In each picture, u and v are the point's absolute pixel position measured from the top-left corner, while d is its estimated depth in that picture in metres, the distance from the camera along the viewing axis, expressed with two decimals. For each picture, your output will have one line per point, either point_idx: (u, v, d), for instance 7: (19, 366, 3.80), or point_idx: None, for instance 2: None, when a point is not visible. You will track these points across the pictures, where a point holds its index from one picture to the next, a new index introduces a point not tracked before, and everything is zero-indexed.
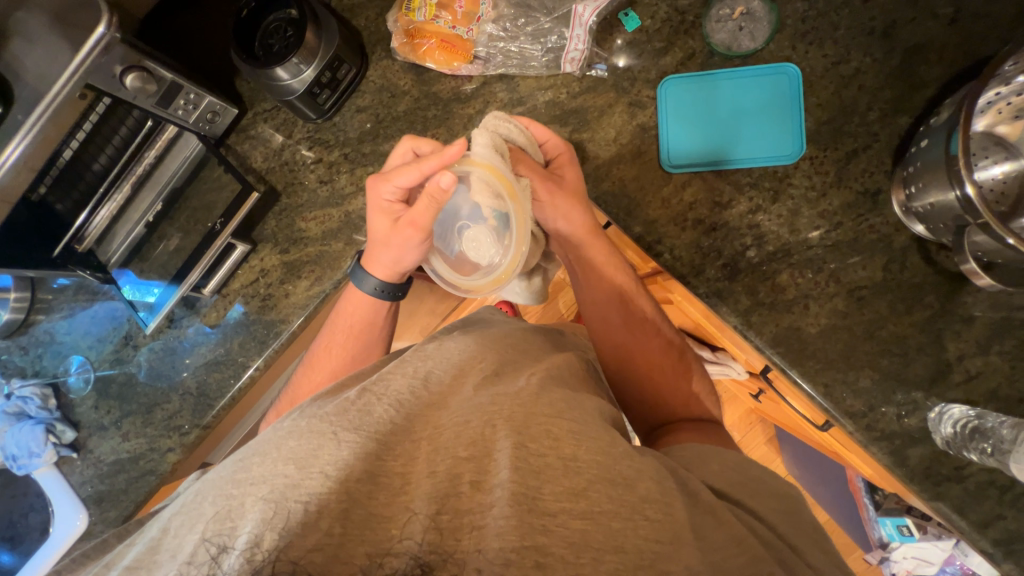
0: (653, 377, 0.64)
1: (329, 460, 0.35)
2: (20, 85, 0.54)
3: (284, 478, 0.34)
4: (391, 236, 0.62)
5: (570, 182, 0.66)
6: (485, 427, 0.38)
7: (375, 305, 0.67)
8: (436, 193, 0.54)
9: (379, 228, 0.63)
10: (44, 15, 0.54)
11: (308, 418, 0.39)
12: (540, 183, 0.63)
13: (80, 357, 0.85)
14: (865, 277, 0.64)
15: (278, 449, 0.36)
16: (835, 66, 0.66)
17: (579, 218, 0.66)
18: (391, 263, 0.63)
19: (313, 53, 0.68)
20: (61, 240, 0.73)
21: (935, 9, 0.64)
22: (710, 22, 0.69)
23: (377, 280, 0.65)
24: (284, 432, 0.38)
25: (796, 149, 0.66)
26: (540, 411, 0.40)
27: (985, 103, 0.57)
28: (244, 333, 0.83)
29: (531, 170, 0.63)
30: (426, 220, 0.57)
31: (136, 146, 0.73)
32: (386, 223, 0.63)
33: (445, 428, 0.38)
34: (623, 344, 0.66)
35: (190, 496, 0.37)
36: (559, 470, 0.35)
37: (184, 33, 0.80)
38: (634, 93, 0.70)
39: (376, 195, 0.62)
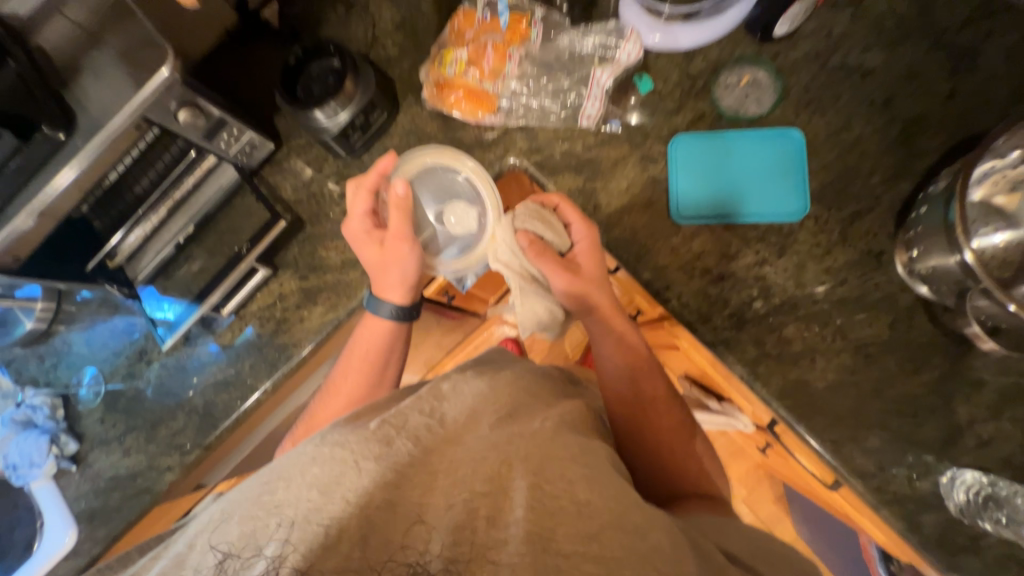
0: (654, 430, 0.63)
1: (351, 488, 0.35)
2: (85, 115, 0.63)
3: (307, 503, 0.34)
4: (385, 258, 0.65)
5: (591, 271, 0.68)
6: (501, 465, 0.38)
7: (392, 331, 0.68)
8: (398, 201, 0.65)
9: (370, 257, 0.67)
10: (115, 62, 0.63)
11: (331, 444, 0.39)
12: (558, 273, 0.66)
13: (94, 370, 0.87)
14: (872, 334, 0.65)
15: (302, 475, 0.37)
16: (837, 133, 0.70)
17: (601, 300, 0.67)
18: (399, 280, 0.66)
19: (349, 99, 0.74)
20: (95, 256, 0.77)
21: (932, 86, 0.68)
22: (718, 87, 0.73)
23: (393, 303, 0.67)
24: (307, 457, 0.38)
25: (800, 208, 0.69)
26: (556, 454, 0.40)
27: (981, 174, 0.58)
28: (255, 355, 0.85)
29: (549, 263, 0.65)
30: (401, 226, 0.65)
31: (177, 172, 0.78)
32: (375, 249, 0.66)
33: (460, 463, 0.38)
34: (637, 413, 0.64)
35: (213, 516, 0.37)
36: (571, 513, 0.35)
37: (232, 74, 0.87)
38: (646, 148, 0.74)
39: (350, 233, 0.67)
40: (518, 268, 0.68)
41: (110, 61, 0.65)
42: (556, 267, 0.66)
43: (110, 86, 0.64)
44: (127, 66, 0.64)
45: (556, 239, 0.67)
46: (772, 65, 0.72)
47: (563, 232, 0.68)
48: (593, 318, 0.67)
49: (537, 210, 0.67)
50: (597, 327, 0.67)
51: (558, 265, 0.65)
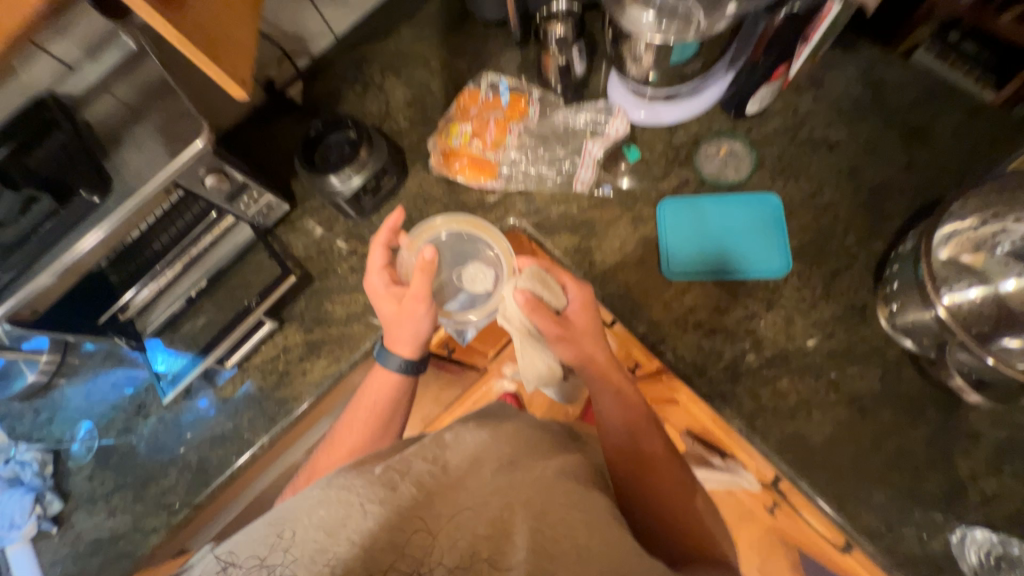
0: (658, 482, 0.62)
1: (356, 530, 0.37)
2: (121, 181, 0.69)
3: (314, 544, 0.37)
4: (400, 314, 0.68)
5: (584, 325, 0.70)
6: (503, 510, 0.39)
7: (401, 383, 0.69)
8: (424, 266, 0.65)
9: (386, 311, 0.69)
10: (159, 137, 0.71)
11: (336, 487, 0.40)
12: (551, 329, 0.67)
13: (90, 424, 0.86)
14: (865, 387, 0.67)
15: (308, 517, 0.38)
16: (811, 197, 0.76)
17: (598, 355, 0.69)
18: (412, 335, 0.68)
19: (362, 166, 0.81)
20: (108, 310, 0.81)
21: (892, 157, 0.75)
22: (700, 157, 0.81)
23: (401, 356, 0.68)
24: (313, 498, 0.40)
25: (783, 266, 0.73)
26: (557, 501, 0.41)
27: (945, 236, 0.63)
28: (255, 408, 0.85)
29: (543, 318, 0.67)
30: (422, 287, 0.65)
31: (195, 228, 0.81)
32: (391, 305, 0.69)
33: (462, 508, 0.39)
34: (640, 463, 0.63)
35: (256, 526, 0.39)
36: (571, 557, 0.37)
37: (256, 144, 0.95)
38: (636, 211, 0.80)
39: (370, 287, 0.70)
40: (521, 325, 0.70)
41: (148, 132, 0.72)
42: (551, 323, 0.67)
43: (148, 156, 0.71)
44: (165, 138, 0.71)
45: (552, 299, 0.70)
46: (747, 139, 0.80)
47: (561, 290, 0.71)
48: (590, 373, 0.68)
49: (538, 271, 0.70)
50: (595, 380, 0.68)
51: (552, 321, 0.67)
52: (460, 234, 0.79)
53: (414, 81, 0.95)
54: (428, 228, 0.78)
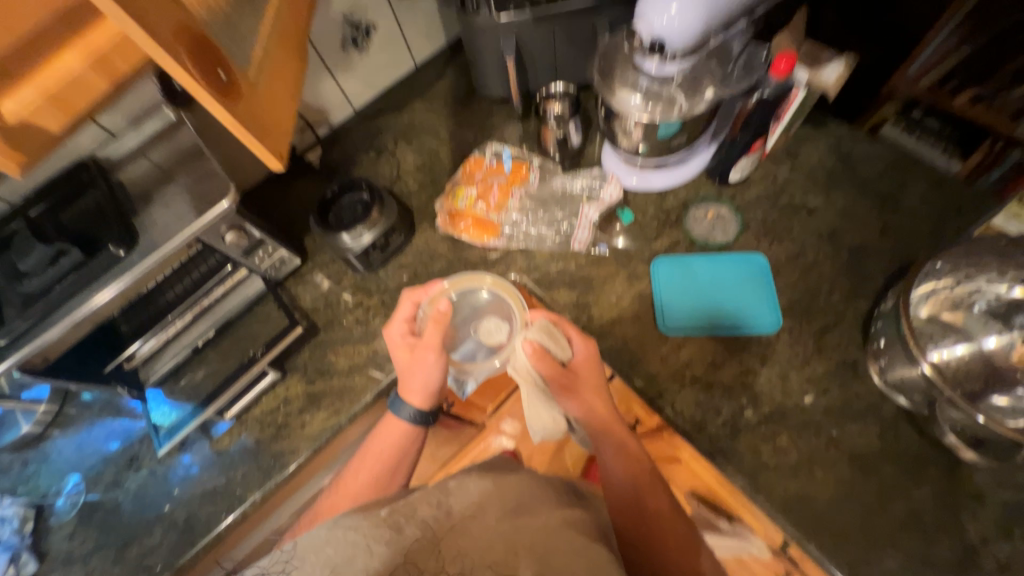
0: (662, 546, 0.61)
1: (361, 569, 0.39)
2: (147, 236, 0.74)
3: None
4: (413, 362, 0.70)
5: (591, 379, 0.71)
6: (508, 553, 0.41)
7: (409, 434, 0.70)
8: (440, 318, 0.69)
9: (401, 360, 0.71)
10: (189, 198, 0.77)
11: (343, 527, 0.43)
12: (557, 380, 0.69)
13: (78, 476, 0.85)
14: (864, 444, 0.67)
15: (315, 555, 0.41)
16: (796, 257, 0.80)
17: (605, 410, 0.69)
18: (423, 384, 0.69)
19: (374, 225, 0.87)
20: (116, 359, 0.82)
21: (868, 221, 0.81)
22: (689, 220, 0.86)
23: (413, 406, 0.69)
24: (321, 538, 0.42)
25: (774, 322, 0.76)
26: (561, 549, 0.42)
27: (922, 293, 0.66)
28: (249, 462, 0.83)
29: (549, 369, 0.68)
30: (434, 337, 0.68)
31: (209, 281, 0.85)
32: (406, 353, 0.71)
33: (467, 550, 0.41)
34: (645, 523, 0.62)
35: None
36: None
37: (274, 203, 1.02)
38: (631, 268, 0.84)
39: (391, 336, 0.72)
40: (529, 376, 0.71)
41: (177, 192, 0.77)
42: (556, 374, 0.69)
43: (176, 213, 0.76)
44: (192, 197, 0.77)
45: (559, 351, 0.71)
46: (733, 204, 0.86)
47: (567, 344, 0.72)
48: (595, 427, 0.68)
49: (548, 325, 0.72)
50: (598, 435, 0.68)
51: (557, 372, 0.69)
52: (480, 290, 0.81)
53: (424, 149, 1.04)
54: (454, 283, 0.78)
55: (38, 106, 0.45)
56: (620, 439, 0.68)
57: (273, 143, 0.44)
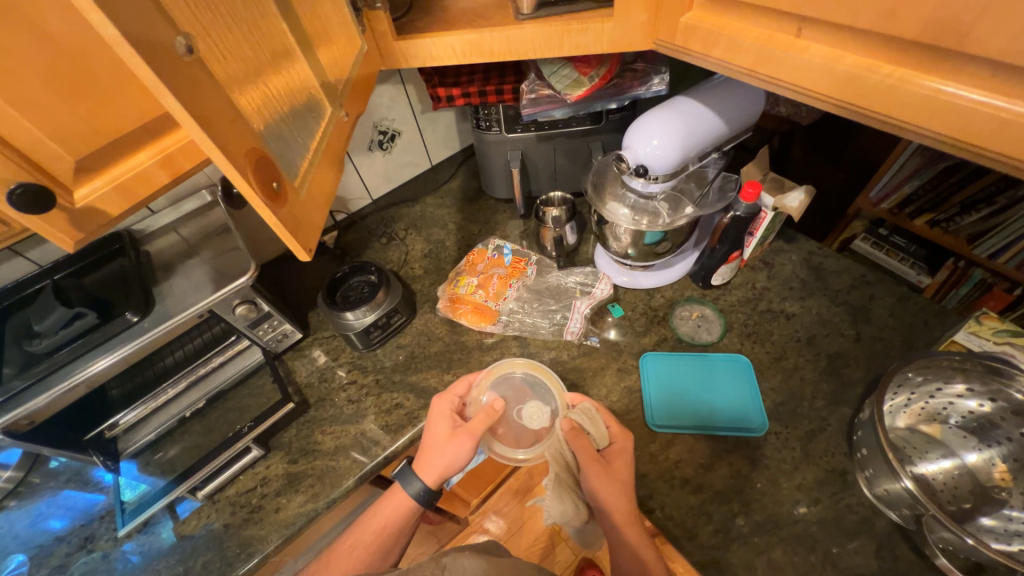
0: None
1: None
2: (163, 305, 0.78)
3: None
4: (447, 440, 0.69)
5: (619, 470, 0.69)
6: None
7: (409, 507, 0.68)
8: (492, 413, 0.69)
9: (435, 432, 0.72)
10: (210, 272, 0.82)
11: None
12: (591, 465, 0.66)
13: (23, 556, 0.78)
14: (862, 564, 0.65)
15: None
16: (777, 360, 0.84)
17: (622, 501, 0.65)
18: (443, 464, 0.68)
19: (378, 306, 0.91)
20: (97, 428, 0.81)
21: (842, 329, 0.86)
22: (675, 319, 0.91)
23: (423, 483, 0.67)
24: None
25: (760, 424, 0.77)
26: None
27: (894, 407, 0.72)
28: (213, 550, 0.77)
29: (584, 450, 0.66)
30: (479, 426, 0.68)
31: (211, 350, 0.88)
32: (445, 428, 0.71)
33: None
34: None
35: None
36: None
37: (287, 278, 1.08)
38: (622, 361, 0.87)
39: (438, 405, 0.74)
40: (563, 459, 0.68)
41: (201, 268, 0.84)
42: (589, 457, 0.67)
43: (194, 285, 0.81)
44: (214, 272, 0.83)
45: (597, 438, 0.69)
46: (715, 305, 0.92)
47: (605, 429, 0.71)
48: (611, 519, 0.65)
49: (594, 411, 0.70)
50: (611, 523, 0.65)
51: (593, 455, 0.66)
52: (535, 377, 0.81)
53: (431, 238, 1.13)
54: (513, 366, 0.80)
55: (104, 194, 0.52)
56: (637, 537, 0.64)
57: (306, 234, 0.49)
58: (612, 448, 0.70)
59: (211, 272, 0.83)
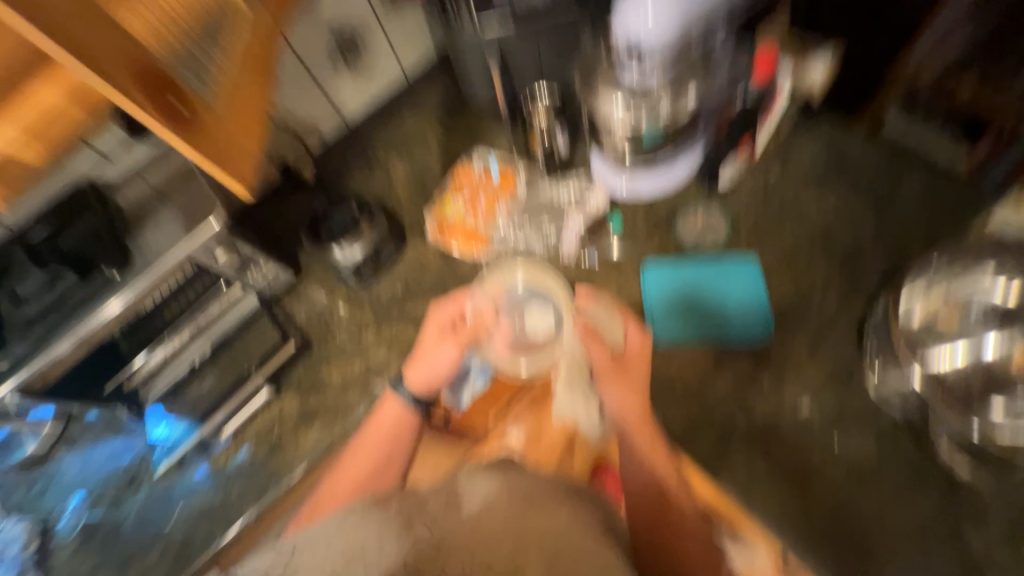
0: (673, 552, 0.59)
1: (374, 562, 0.40)
2: (141, 257, 0.75)
3: (333, 563, 0.41)
4: (434, 346, 0.79)
5: (635, 371, 0.70)
6: (517, 554, 0.40)
7: (403, 415, 0.77)
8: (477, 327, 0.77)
9: (427, 341, 0.80)
10: (181, 219, 0.77)
11: (353, 513, 0.46)
12: (605, 360, 0.68)
13: (83, 493, 0.87)
14: (859, 453, 0.67)
15: (327, 544, 0.43)
16: (788, 261, 0.79)
17: (635, 403, 0.67)
18: (427, 369, 0.78)
19: (363, 239, 0.89)
20: (113, 380, 0.79)
21: (861, 223, 0.80)
22: (679, 225, 0.85)
23: (411, 389, 0.77)
24: (342, 522, 0.45)
25: (766, 328, 0.74)
26: (573, 553, 0.42)
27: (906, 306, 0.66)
28: (247, 479, 0.85)
29: (597, 345, 0.69)
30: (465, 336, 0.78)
31: (203, 299, 0.83)
32: (436, 334, 0.80)
33: (477, 552, 0.40)
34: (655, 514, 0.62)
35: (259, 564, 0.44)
36: None
37: (270, 216, 1.03)
38: (622, 276, 0.83)
39: (437, 312, 0.80)
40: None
41: (171, 215, 0.78)
42: (602, 351, 0.70)
43: (168, 236, 0.76)
44: (184, 216, 0.77)
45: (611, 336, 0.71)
46: (723, 208, 0.85)
47: (621, 329, 0.72)
48: (626, 425, 0.67)
49: (609, 308, 0.72)
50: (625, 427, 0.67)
51: (607, 349, 0.69)
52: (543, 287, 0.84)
53: (415, 161, 1.04)
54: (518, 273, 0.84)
55: (16, 142, 0.48)
56: (648, 439, 0.66)
57: (235, 168, 0.52)
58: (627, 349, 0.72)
59: (180, 219, 0.78)
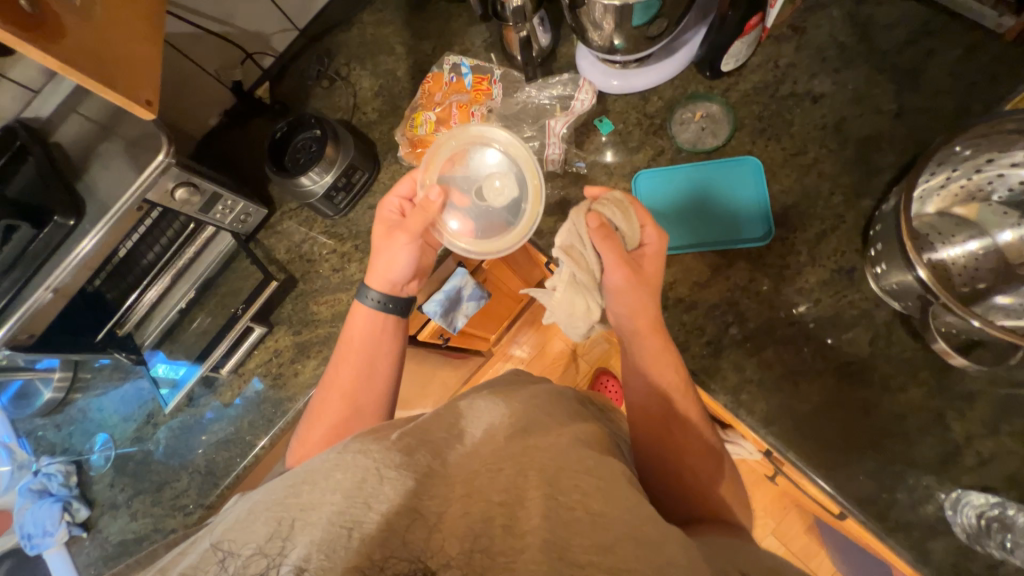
0: (675, 450, 0.58)
1: (373, 494, 0.36)
2: (92, 200, 0.69)
3: (331, 506, 0.35)
4: (387, 241, 0.72)
5: (648, 273, 0.64)
6: (517, 476, 0.39)
7: (376, 317, 0.71)
8: (427, 205, 0.68)
9: (378, 236, 0.73)
10: (123, 152, 0.70)
11: (353, 451, 0.40)
12: (619, 265, 0.60)
13: (105, 436, 0.91)
14: (854, 352, 0.66)
15: (326, 479, 0.38)
16: (794, 157, 0.72)
17: (645, 307, 0.62)
18: (383, 268, 0.71)
19: (332, 164, 0.81)
20: (106, 325, 0.82)
21: (881, 105, 0.70)
22: (675, 124, 0.76)
23: (376, 292, 0.71)
24: (330, 463, 0.39)
25: (765, 232, 0.70)
26: (571, 467, 0.41)
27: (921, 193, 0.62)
28: (254, 412, 0.88)
29: (612, 247, 0.60)
30: (416, 225, 0.69)
31: (180, 242, 0.83)
32: (385, 229, 0.73)
33: (476, 476, 0.39)
34: (660, 415, 0.60)
35: (242, 513, 0.38)
36: (586, 523, 0.36)
37: (231, 148, 0.95)
38: (612, 186, 0.76)
39: (382, 208, 0.74)
40: (580, 254, 0.61)
41: (114, 151, 0.71)
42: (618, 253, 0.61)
43: (115, 174, 0.70)
44: (128, 150, 0.70)
45: (625, 236, 0.61)
46: (724, 100, 0.75)
47: (638, 228, 0.62)
48: (634, 330, 0.62)
49: (623, 202, 0.62)
50: (631, 331, 0.63)
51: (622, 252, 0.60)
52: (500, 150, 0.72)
53: (380, 69, 0.92)
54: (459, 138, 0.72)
55: None
56: (657, 343, 0.62)
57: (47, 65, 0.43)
58: (640, 249, 0.63)
59: (123, 154, 0.70)
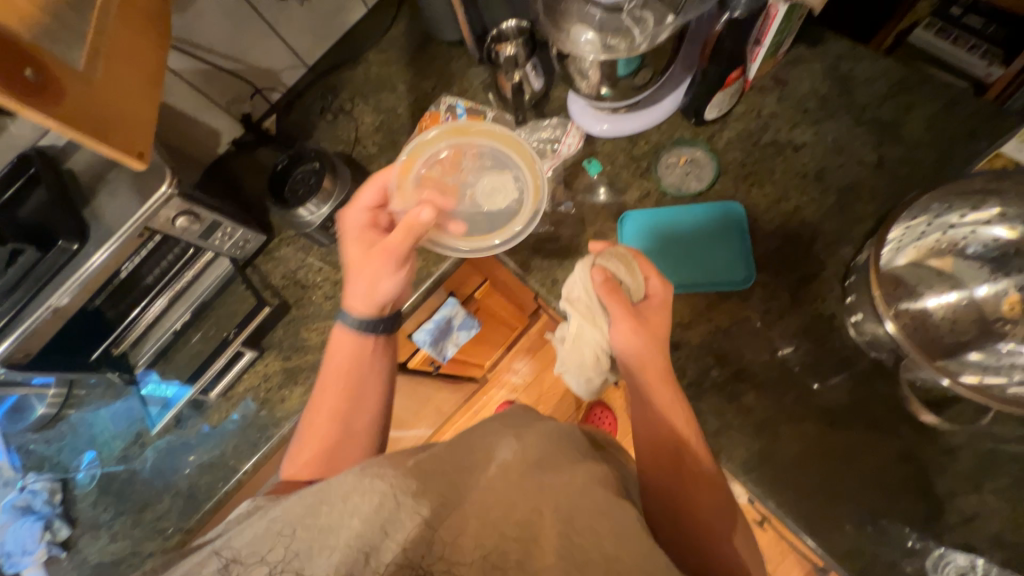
0: (686, 492, 0.57)
1: (390, 523, 0.37)
2: (98, 226, 0.72)
3: (349, 530, 0.36)
4: (365, 260, 0.69)
5: (653, 322, 0.64)
6: (533, 512, 0.40)
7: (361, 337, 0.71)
8: (413, 222, 0.65)
9: (352, 254, 0.71)
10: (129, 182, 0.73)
11: (371, 474, 0.39)
12: (624, 319, 0.61)
13: (93, 454, 0.92)
14: (834, 400, 0.65)
15: (344, 501, 0.38)
16: (776, 204, 0.73)
17: (652, 353, 0.62)
18: (365, 290, 0.69)
19: (329, 195, 0.83)
20: (101, 345, 0.85)
21: (861, 156, 0.72)
22: (660, 168, 0.78)
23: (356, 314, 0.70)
24: (347, 482, 0.39)
25: (747, 277, 0.71)
26: (586, 507, 0.42)
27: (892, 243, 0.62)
28: (241, 435, 0.89)
29: (618, 301, 0.61)
30: (403, 244, 0.66)
31: (179, 265, 0.85)
32: (360, 247, 0.71)
33: (490, 505, 0.40)
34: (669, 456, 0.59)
35: (259, 530, 0.39)
36: (599, 567, 0.37)
37: (235, 176, 0.98)
38: (598, 226, 0.78)
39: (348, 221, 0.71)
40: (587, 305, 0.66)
41: (122, 181, 0.74)
42: (623, 307, 0.62)
43: (121, 202, 0.73)
44: (135, 180, 0.73)
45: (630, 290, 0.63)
46: (709, 146, 0.77)
47: (642, 280, 0.64)
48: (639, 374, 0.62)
49: (627, 257, 0.64)
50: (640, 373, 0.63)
51: (627, 306, 0.61)
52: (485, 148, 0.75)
53: (381, 106, 0.97)
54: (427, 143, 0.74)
55: None
56: (664, 386, 0.62)
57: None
58: (645, 300, 0.64)
59: (131, 183, 0.74)
